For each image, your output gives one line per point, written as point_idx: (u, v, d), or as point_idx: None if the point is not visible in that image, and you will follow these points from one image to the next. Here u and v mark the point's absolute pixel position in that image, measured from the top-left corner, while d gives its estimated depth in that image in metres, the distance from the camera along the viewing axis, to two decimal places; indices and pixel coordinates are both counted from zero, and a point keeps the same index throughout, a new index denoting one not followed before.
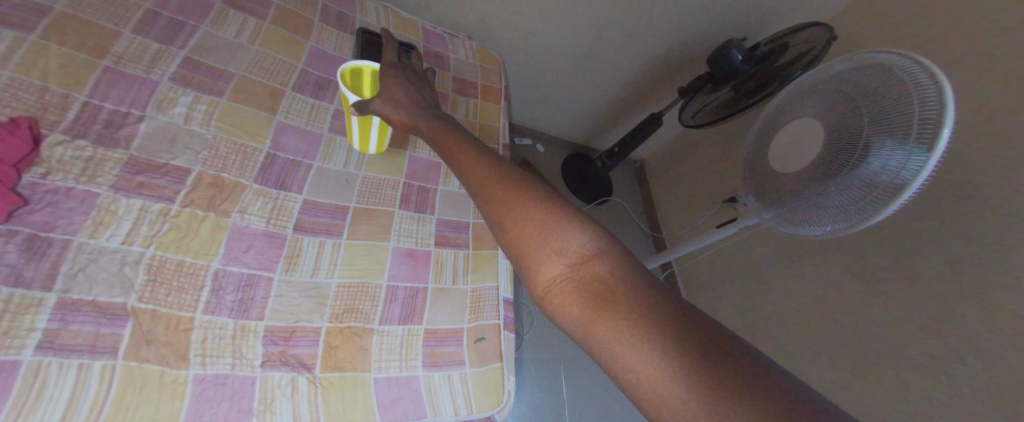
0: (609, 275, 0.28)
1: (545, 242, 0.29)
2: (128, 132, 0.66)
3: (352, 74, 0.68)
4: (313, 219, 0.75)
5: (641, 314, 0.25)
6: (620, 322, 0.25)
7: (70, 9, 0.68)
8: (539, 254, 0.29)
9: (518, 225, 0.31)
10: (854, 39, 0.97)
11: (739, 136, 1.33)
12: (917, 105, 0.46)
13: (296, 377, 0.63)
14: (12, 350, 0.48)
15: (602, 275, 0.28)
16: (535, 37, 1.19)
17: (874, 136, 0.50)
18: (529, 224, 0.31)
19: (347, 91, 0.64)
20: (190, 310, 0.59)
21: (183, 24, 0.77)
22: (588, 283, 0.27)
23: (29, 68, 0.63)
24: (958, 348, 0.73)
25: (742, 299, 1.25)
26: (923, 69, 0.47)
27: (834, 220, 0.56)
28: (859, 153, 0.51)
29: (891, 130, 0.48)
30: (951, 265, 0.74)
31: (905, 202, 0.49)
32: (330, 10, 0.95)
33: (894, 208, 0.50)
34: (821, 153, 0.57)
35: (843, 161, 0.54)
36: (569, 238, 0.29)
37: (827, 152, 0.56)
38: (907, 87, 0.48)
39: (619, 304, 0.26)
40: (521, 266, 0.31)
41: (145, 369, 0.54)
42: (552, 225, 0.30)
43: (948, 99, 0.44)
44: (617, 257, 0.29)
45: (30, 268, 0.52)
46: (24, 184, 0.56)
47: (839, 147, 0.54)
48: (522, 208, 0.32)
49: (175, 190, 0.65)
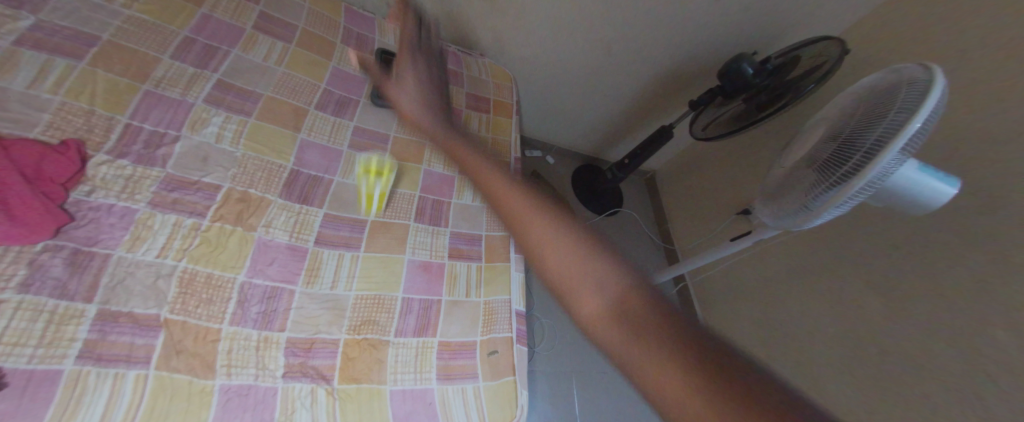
0: (640, 304, 0.30)
1: (581, 274, 0.33)
2: (165, 152, 0.70)
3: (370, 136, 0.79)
4: (333, 232, 0.78)
5: (668, 344, 0.27)
6: (651, 345, 0.28)
7: (116, 38, 0.74)
8: (578, 284, 0.33)
9: (559, 260, 0.34)
10: (866, 54, 0.99)
11: (753, 148, 1.32)
12: (906, 99, 0.48)
13: (316, 388, 0.64)
14: (55, 359, 0.50)
15: (633, 306, 0.30)
16: (547, 53, 1.23)
17: (867, 129, 0.52)
18: (569, 258, 0.34)
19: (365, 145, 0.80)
20: (217, 321, 0.61)
21: (216, 49, 0.82)
22: (620, 312, 0.30)
23: (79, 93, 0.68)
24: (985, 367, 0.71)
25: (759, 313, 1.23)
26: (926, 73, 0.49)
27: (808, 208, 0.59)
28: (846, 146, 0.54)
29: (878, 122, 0.51)
30: (976, 281, 0.73)
31: (864, 190, 0.50)
32: (351, 31, 1.00)
33: (855, 197, 0.51)
34: (825, 153, 0.58)
35: (834, 156, 0.56)
36: (605, 272, 0.33)
37: (831, 153, 0.57)
38: (908, 88, 0.49)
39: (647, 330, 0.28)
40: (559, 295, 0.34)
41: (175, 379, 0.56)
42: (589, 262, 0.34)
43: (930, 93, 0.45)
44: (644, 288, 0.32)
45: (73, 281, 0.55)
46: (71, 201, 0.60)
47: (840, 146, 0.56)
48: (563, 247, 0.35)
49: (206, 205, 0.69)
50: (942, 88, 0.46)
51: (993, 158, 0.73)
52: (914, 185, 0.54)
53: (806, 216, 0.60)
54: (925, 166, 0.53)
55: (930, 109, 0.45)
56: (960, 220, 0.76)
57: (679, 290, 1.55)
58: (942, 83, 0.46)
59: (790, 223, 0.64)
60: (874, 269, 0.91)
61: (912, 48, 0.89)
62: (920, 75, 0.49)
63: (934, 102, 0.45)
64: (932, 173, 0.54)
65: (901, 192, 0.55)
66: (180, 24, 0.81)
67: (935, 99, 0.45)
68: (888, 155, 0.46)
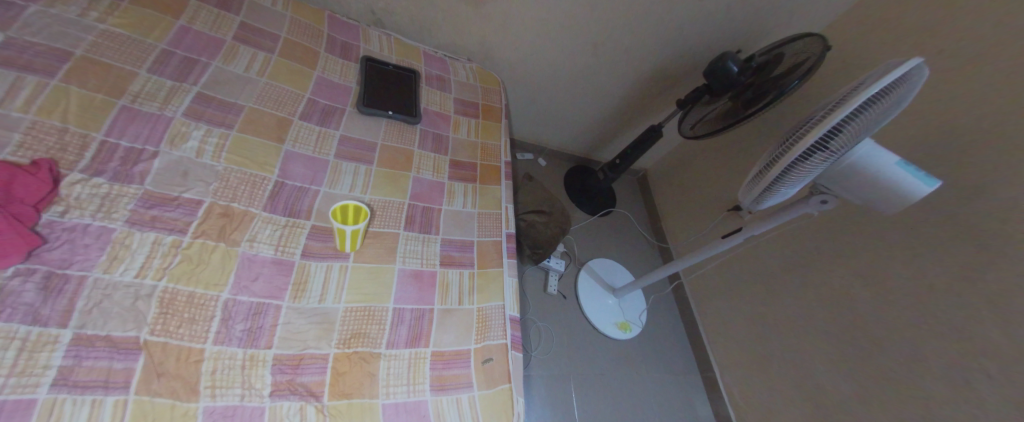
0: None
1: None
2: (142, 168, 0.68)
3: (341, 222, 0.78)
4: (320, 244, 0.76)
5: None
6: None
7: (90, 54, 0.73)
8: None
9: None
10: (846, 52, 1.02)
11: (739, 145, 1.34)
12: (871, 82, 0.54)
13: (305, 406, 0.62)
14: (28, 388, 0.48)
15: None
16: (537, 57, 1.24)
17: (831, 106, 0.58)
18: None
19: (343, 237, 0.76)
20: (200, 341, 0.59)
21: (196, 62, 0.82)
22: None
23: (50, 110, 0.66)
24: (976, 355, 0.74)
25: (753, 309, 1.23)
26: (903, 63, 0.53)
27: (763, 175, 0.65)
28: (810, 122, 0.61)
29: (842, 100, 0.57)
30: (964, 270, 0.76)
31: (806, 151, 0.56)
32: (335, 40, 1.01)
33: (799, 159, 0.58)
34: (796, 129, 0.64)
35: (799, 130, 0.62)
36: None
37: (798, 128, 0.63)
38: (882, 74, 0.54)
39: None
40: None
41: (156, 403, 0.53)
42: None
43: (889, 75, 0.51)
44: None
45: (47, 306, 0.53)
46: (43, 222, 0.58)
47: (807, 122, 0.62)
48: None
49: (186, 222, 0.67)
50: (902, 72, 0.51)
51: (979, 151, 0.75)
52: (887, 173, 0.56)
53: (757, 183, 0.66)
54: (903, 161, 0.55)
55: (885, 84, 0.51)
56: (949, 211, 0.79)
57: (673, 289, 1.55)
58: (906, 67, 0.51)
59: (747, 196, 0.71)
60: (864, 262, 0.93)
61: (890, 45, 0.92)
62: (891, 64, 0.55)
63: (890, 81, 0.51)
64: (904, 164, 0.55)
65: (870, 180, 0.58)
66: (157, 37, 0.80)
67: (890, 80, 0.51)
68: (835, 120, 0.53)
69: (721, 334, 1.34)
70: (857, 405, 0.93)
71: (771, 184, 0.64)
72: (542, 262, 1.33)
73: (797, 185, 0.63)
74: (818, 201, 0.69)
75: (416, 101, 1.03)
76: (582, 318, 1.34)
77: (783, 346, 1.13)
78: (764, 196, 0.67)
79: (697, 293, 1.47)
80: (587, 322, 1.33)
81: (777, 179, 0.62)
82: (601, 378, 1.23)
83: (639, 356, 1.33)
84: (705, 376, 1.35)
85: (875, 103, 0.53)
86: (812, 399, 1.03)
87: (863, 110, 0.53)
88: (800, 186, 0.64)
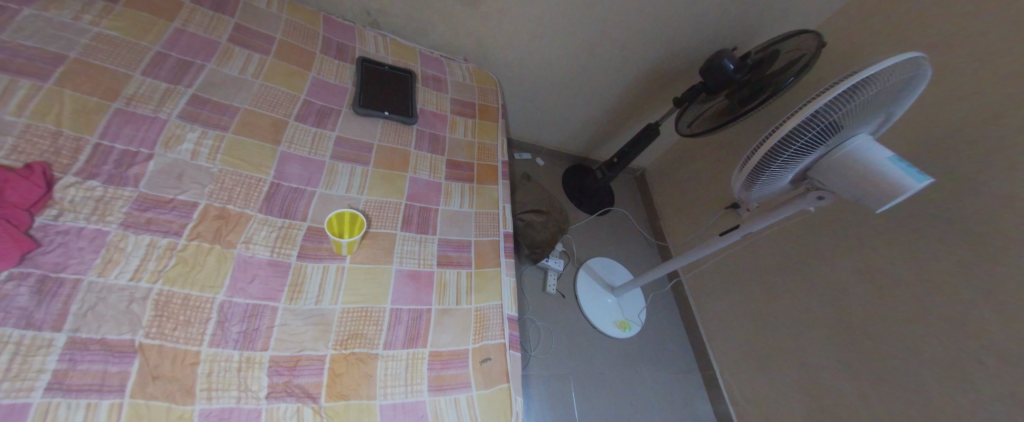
0: None
1: None
2: (137, 171, 0.68)
3: (340, 221, 0.78)
4: (316, 246, 0.76)
5: None
6: None
7: (84, 57, 0.73)
8: None
9: None
10: (842, 48, 1.02)
11: (736, 142, 1.34)
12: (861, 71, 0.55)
13: (302, 407, 0.61)
14: (22, 392, 0.48)
15: None
16: (534, 56, 1.24)
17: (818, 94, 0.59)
18: None
19: (340, 238, 0.74)
20: (196, 344, 0.59)
21: (190, 64, 0.82)
22: None
23: (44, 114, 0.66)
24: (974, 350, 0.74)
25: (752, 306, 1.23)
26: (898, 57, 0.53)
27: (749, 160, 0.66)
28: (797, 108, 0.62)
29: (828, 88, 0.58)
30: (960, 265, 0.77)
31: (786, 135, 0.58)
32: (331, 41, 1.01)
33: (779, 142, 0.59)
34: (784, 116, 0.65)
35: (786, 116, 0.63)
36: None
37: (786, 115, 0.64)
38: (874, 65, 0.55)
39: None
40: None
41: (152, 406, 0.53)
42: None
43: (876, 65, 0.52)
44: None
45: (41, 309, 0.53)
46: (36, 226, 0.58)
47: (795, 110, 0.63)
48: None
49: (181, 224, 0.67)
50: (889, 62, 0.51)
51: (976, 146, 0.75)
52: (877, 168, 0.56)
53: (741, 169, 0.68)
54: (895, 156, 0.55)
55: (869, 73, 0.52)
56: (947, 206, 0.79)
57: (671, 286, 1.55)
58: (896, 58, 0.51)
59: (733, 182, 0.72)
60: (863, 258, 0.93)
61: (885, 41, 0.92)
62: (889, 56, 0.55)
63: (875, 70, 0.52)
64: (896, 160, 0.55)
65: (861, 174, 0.58)
66: (151, 40, 0.80)
67: (875, 69, 0.52)
68: (816, 105, 0.54)
69: (721, 331, 1.34)
70: (856, 400, 0.93)
71: (752, 171, 0.65)
72: (541, 262, 1.33)
73: (781, 173, 0.64)
74: (814, 198, 0.69)
75: (411, 102, 1.02)
76: (582, 317, 1.34)
77: (783, 342, 1.12)
78: (747, 182, 0.69)
79: (696, 291, 1.46)
80: (586, 322, 1.33)
81: (758, 164, 0.64)
82: (600, 376, 1.23)
83: (638, 355, 1.33)
84: (705, 375, 1.35)
85: (858, 92, 0.54)
86: (811, 395, 1.03)
87: (844, 97, 0.54)
88: (783, 175, 0.65)
